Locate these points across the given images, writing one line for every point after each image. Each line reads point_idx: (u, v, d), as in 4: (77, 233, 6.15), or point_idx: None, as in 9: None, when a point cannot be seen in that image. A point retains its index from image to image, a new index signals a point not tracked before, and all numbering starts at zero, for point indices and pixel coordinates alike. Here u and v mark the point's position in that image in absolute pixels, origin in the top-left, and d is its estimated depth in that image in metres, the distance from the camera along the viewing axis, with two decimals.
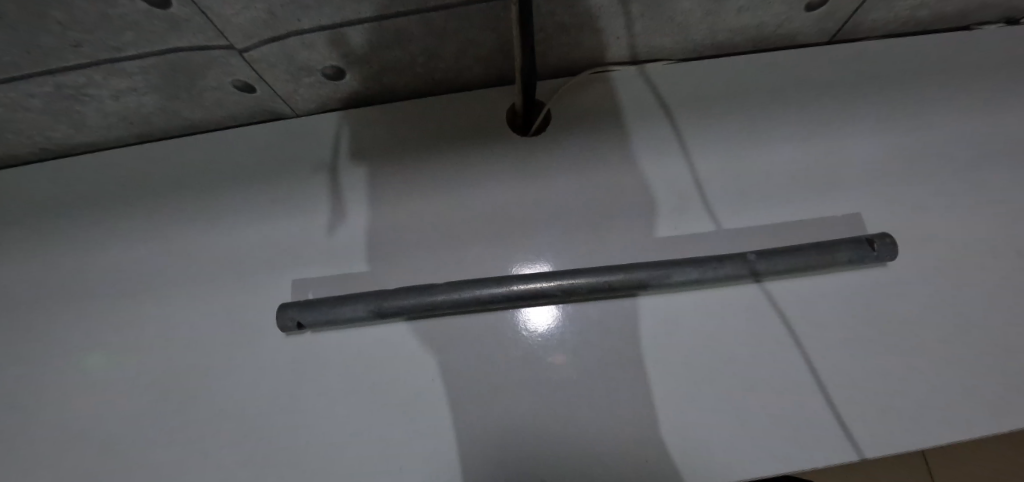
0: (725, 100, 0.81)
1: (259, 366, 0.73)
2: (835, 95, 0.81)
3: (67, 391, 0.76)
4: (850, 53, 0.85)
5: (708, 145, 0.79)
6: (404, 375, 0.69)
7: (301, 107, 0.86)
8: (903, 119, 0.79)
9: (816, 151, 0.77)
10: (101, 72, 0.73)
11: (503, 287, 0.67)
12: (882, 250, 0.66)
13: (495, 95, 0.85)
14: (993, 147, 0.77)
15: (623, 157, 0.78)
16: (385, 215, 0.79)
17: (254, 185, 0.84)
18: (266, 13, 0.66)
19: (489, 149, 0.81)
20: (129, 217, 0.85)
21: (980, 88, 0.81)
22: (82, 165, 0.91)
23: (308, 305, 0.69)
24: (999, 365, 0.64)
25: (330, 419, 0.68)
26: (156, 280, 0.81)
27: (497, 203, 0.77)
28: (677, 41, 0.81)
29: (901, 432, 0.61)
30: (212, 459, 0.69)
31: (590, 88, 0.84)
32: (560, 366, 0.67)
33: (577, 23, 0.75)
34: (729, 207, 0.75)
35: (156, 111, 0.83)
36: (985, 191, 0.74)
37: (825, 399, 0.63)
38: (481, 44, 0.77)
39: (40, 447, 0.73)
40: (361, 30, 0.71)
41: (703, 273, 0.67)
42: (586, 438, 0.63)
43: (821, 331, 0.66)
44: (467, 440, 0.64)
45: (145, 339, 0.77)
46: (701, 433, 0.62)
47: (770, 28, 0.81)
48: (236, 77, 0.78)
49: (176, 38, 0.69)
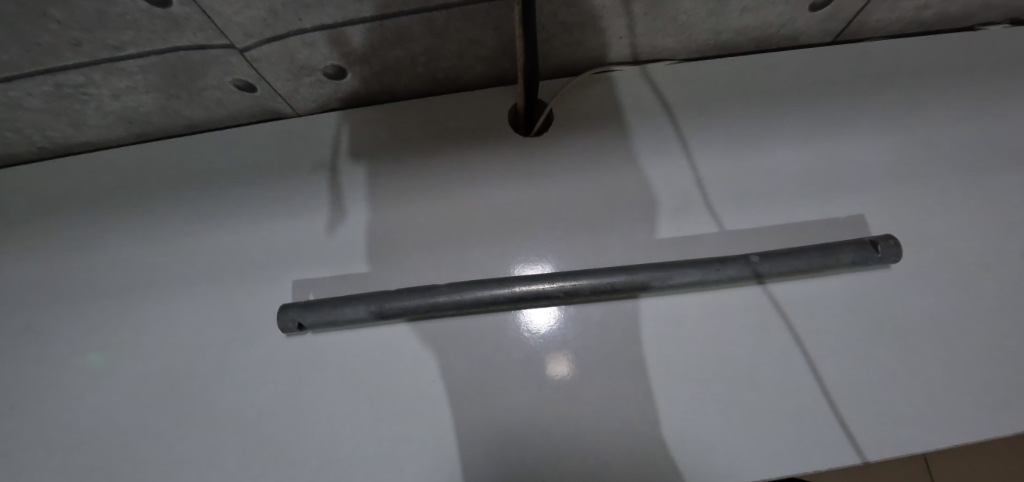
0: (728, 101, 0.81)
1: (259, 366, 0.73)
2: (838, 96, 0.81)
3: (66, 390, 0.76)
4: (854, 52, 0.85)
5: (710, 145, 0.78)
6: (406, 376, 0.69)
7: (301, 106, 0.86)
8: (906, 119, 0.79)
9: (819, 153, 0.77)
10: (100, 71, 0.73)
11: (505, 288, 0.67)
12: (885, 253, 0.65)
13: (496, 95, 0.85)
14: (996, 149, 0.77)
15: (625, 157, 0.78)
16: (386, 216, 0.78)
17: (254, 185, 0.83)
18: (267, 12, 0.65)
19: (490, 149, 0.80)
20: (128, 217, 0.85)
21: (984, 89, 0.80)
22: (81, 164, 0.90)
23: (309, 306, 0.69)
24: (1000, 367, 0.63)
25: (330, 420, 0.68)
26: (156, 281, 0.81)
27: (498, 203, 0.77)
28: (680, 41, 0.81)
29: (903, 434, 0.61)
30: (212, 459, 0.68)
31: (591, 88, 0.84)
32: (560, 367, 0.67)
33: (579, 22, 0.75)
34: (732, 208, 0.74)
35: (156, 110, 0.83)
36: (988, 192, 0.74)
37: (828, 401, 0.63)
38: (483, 43, 0.77)
39: (39, 448, 0.73)
40: (362, 29, 0.70)
41: (705, 275, 0.66)
42: (587, 439, 0.63)
43: (825, 333, 0.66)
44: (469, 441, 0.64)
45: (145, 339, 0.77)
46: (703, 435, 0.62)
47: (773, 29, 0.81)
48: (236, 76, 0.77)
49: (176, 37, 0.68)
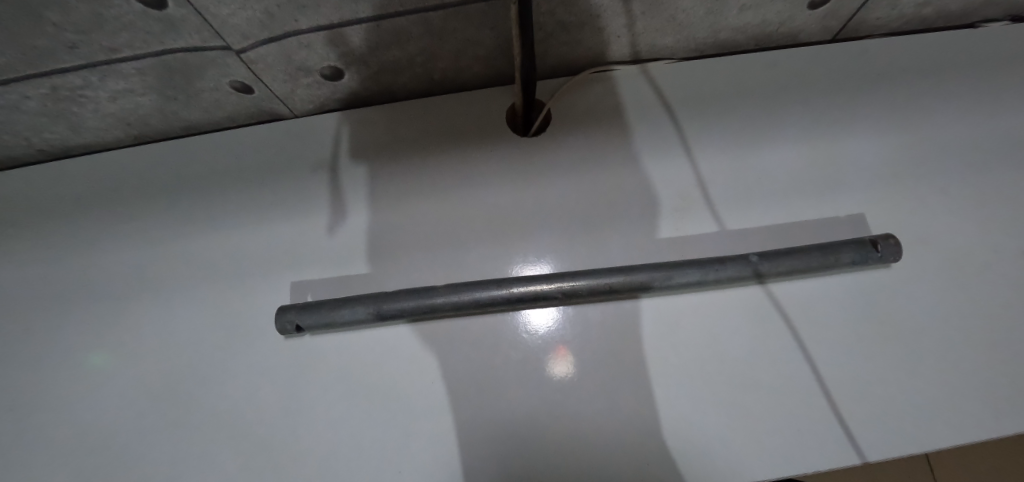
0: (728, 100, 0.81)
1: (257, 368, 0.73)
2: (839, 94, 0.80)
3: (63, 392, 0.76)
4: (855, 50, 0.84)
5: (708, 144, 0.78)
6: (404, 379, 0.68)
7: (299, 107, 0.86)
8: (905, 117, 0.78)
9: (819, 152, 0.77)
10: (97, 74, 0.73)
11: (503, 289, 0.67)
12: (885, 252, 0.65)
13: (494, 95, 0.85)
14: (997, 146, 0.76)
15: (624, 156, 0.78)
16: (385, 217, 0.78)
17: (252, 186, 0.83)
18: (263, 13, 0.65)
19: (489, 150, 0.80)
20: (126, 220, 0.85)
21: (984, 86, 0.80)
22: (79, 166, 0.90)
23: (306, 308, 0.68)
24: (1001, 369, 0.63)
25: (329, 422, 0.68)
26: (154, 283, 0.81)
27: (496, 204, 0.77)
28: (679, 39, 0.81)
29: (903, 432, 0.61)
30: (209, 460, 0.68)
31: (590, 88, 0.83)
32: (560, 365, 0.67)
33: (577, 21, 0.75)
34: (732, 207, 0.74)
35: (153, 112, 0.83)
36: (988, 189, 0.74)
37: (828, 400, 0.62)
38: (481, 43, 0.76)
39: (40, 449, 0.73)
40: (359, 30, 0.70)
41: (705, 275, 0.66)
42: (586, 439, 0.63)
43: (826, 332, 0.66)
44: (468, 444, 0.64)
45: (144, 341, 0.77)
46: (702, 434, 0.62)
47: (772, 27, 0.80)
48: (234, 78, 0.77)
49: (173, 39, 0.68)
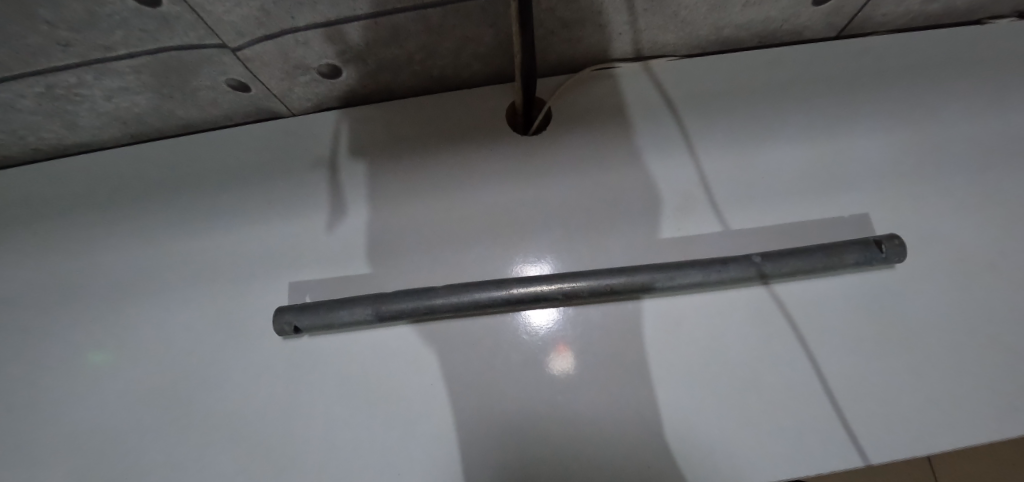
0: (730, 98, 0.80)
1: (256, 368, 0.72)
2: (844, 92, 0.79)
3: (61, 392, 0.75)
4: (860, 47, 0.83)
5: (711, 142, 0.77)
6: (403, 381, 0.68)
7: (296, 105, 0.85)
8: (910, 116, 0.77)
9: (822, 151, 0.76)
10: (92, 72, 0.72)
11: (503, 291, 0.66)
12: (889, 252, 0.64)
13: (494, 93, 0.84)
14: (1003, 144, 0.75)
15: (625, 154, 0.77)
16: (384, 216, 0.77)
17: (250, 185, 0.83)
18: (259, 11, 0.64)
19: (489, 149, 0.79)
20: (123, 219, 0.84)
21: (990, 84, 0.79)
22: (76, 165, 0.89)
23: (304, 309, 0.68)
24: (1005, 371, 0.62)
25: (328, 423, 0.67)
26: (152, 282, 0.80)
27: (496, 204, 0.76)
28: (681, 36, 0.80)
29: (906, 433, 0.60)
30: (207, 460, 0.68)
31: (592, 85, 0.82)
32: (560, 364, 0.66)
33: (578, 18, 0.74)
34: (734, 206, 0.73)
35: (149, 110, 0.82)
36: (994, 188, 0.73)
37: (832, 402, 0.62)
38: (480, 40, 0.75)
39: (38, 450, 0.72)
40: (357, 27, 0.69)
41: (707, 275, 0.65)
42: (587, 440, 0.62)
43: (829, 333, 0.65)
44: (467, 445, 0.63)
45: (143, 341, 0.77)
46: (703, 435, 0.61)
47: (776, 24, 0.79)
48: (230, 76, 0.76)
49: (168, 37, 0.68)
